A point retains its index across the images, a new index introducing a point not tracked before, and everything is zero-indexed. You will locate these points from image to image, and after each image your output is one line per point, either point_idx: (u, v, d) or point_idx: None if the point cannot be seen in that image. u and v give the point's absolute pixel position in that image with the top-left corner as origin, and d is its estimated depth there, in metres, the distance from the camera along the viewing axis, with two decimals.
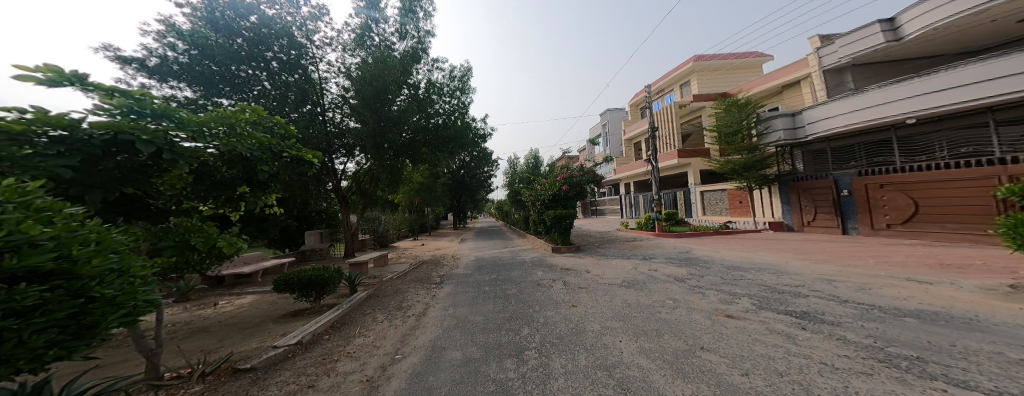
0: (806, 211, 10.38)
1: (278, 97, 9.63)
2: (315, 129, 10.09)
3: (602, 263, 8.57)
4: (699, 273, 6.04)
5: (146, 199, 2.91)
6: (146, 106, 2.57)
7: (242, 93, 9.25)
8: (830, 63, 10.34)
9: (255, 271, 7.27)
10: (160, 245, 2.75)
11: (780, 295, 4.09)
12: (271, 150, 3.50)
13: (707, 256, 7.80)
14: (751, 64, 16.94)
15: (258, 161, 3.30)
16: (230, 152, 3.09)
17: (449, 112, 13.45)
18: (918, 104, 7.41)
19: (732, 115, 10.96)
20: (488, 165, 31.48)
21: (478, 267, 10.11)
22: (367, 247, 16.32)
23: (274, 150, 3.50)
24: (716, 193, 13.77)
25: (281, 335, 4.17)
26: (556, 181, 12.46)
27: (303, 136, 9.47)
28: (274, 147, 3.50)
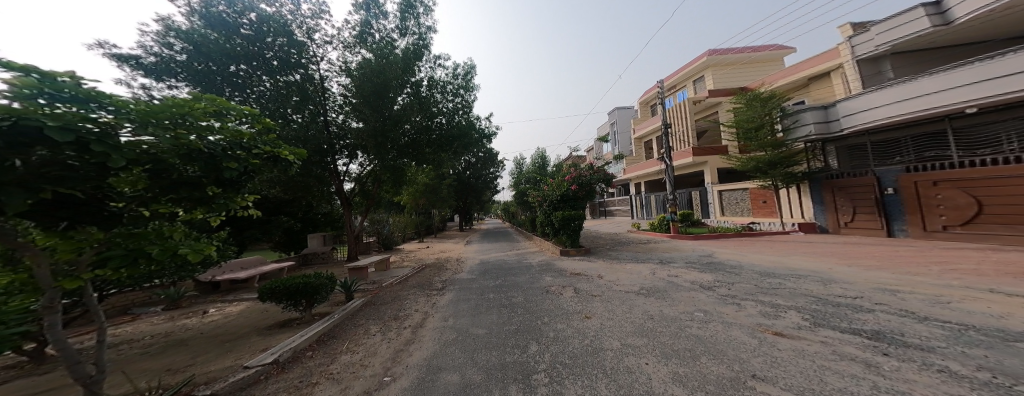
0: (842, 211, 9.52)
1: (279, 96, 9.53)
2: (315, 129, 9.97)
3: (616, 267, 7.96)
4: (727, 279, 5.41)
5: (96, 201, 2.29)
6: (63, 88, 1.93)
7: (243, 92, 9.17)
8: (866, 52, 9.58)
9: (251, 276, 6.98)
10: (106, 254, 2.36)
11: (838, 309, 3.45)
12: (241, 146, 2.85)
13: (732, 260, 7.13)
14: (770, 57, 16.10)
15: (224, 156, 2.61)
16: (186, 145, 2.40)
17: (453, 111, 13.26)
18: (995, 89, 6.43)
19: (756, 109, 10.32)
20: (494, 166, 31.04)
21: (483, 271, 9.62)
22: (371, 250, 16.05)
23: (245, 146, 2.88)
24: (736, 193, 12.95)
25: (259, 351, 3.73)
26: (565, 181, 11.92)
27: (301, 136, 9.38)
28: (243, 140, 2.85)
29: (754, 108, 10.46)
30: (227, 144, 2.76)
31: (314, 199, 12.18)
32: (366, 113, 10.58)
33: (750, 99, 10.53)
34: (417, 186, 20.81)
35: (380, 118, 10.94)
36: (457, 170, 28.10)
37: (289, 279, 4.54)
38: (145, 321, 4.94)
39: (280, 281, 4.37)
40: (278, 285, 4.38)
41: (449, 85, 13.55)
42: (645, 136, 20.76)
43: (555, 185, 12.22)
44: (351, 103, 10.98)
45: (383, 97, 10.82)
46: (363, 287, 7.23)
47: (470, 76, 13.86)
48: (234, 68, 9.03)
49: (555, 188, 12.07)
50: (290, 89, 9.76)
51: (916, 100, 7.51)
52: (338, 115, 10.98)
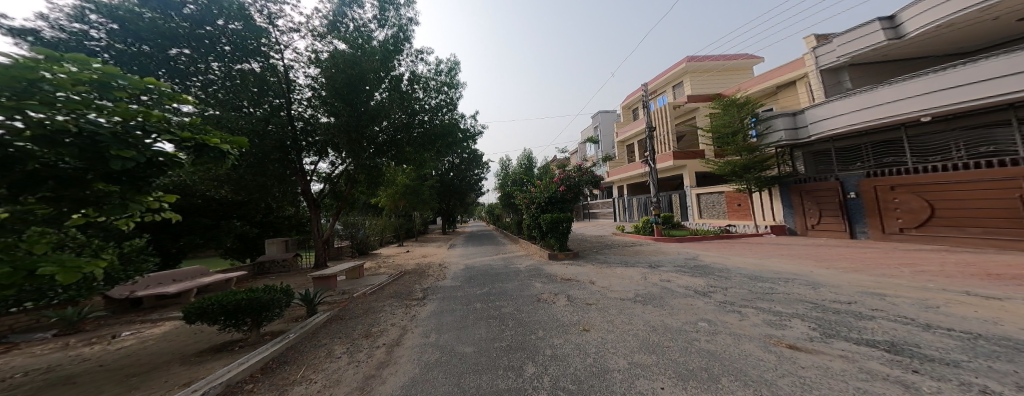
0: (810, 214, 10.00)
1: (234, 88, 8.56)
2: (277, 125, 9.23)
3: (608, 272, 7.80)
4: (721, 285, 5.34)
5: None
6: None
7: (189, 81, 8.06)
8: (828, 62, 10.09)
9: (181, 291, 6.15)
10: None
11: (840, 316, 3.37)
12: (140, 129, 2.53)
13: (720, 264, 7.18)
14: (742, 66, 16.86)
15: (107, 139, 2.28)
16: (43, 123, 2.09)
17: (435, 109, 12.66)
18: (932, 102, 7.10)
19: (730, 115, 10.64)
20: (478, 167, 30.41)
21: (469, 277, 9.12)
22: (344, 255, 14.99)
23: (147, 130, 2.55)
24: (713, 196, 13.37)
25: (181, 385, 3.06)
26: (552, 183, 11.73)
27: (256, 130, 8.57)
28: (144, 124, 2.55)
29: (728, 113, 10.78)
30: (120, 126, 2.43)
31: (277, 201, 11.09)
32: (337, 108, 9.70)
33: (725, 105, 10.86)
34: (397, 187, 19.82)
35: (354, 112, 10.07)
36: (439, 171, 27.27)
37: (229, 295, 3.85)
38: (35, 361, 4.06)
39: (218, 297, 3.72)
40: (212, 303, 3.69)
41: (432, 81, 12.90)
42: (625, 140, 21.15)
43: (543, 187, 11.97)
44: (321, 96, 10.06)
45: (360, 90, 10.02)
46: (330, 299, 6.46)
47: (454, 73, 13.33)
48: (173, 52, 7.92)
49: (542, 191, 11.82)
50: (246, 78, 8.75)
51: (867, 110, 8.14)
52: (305, 107, 9.99)
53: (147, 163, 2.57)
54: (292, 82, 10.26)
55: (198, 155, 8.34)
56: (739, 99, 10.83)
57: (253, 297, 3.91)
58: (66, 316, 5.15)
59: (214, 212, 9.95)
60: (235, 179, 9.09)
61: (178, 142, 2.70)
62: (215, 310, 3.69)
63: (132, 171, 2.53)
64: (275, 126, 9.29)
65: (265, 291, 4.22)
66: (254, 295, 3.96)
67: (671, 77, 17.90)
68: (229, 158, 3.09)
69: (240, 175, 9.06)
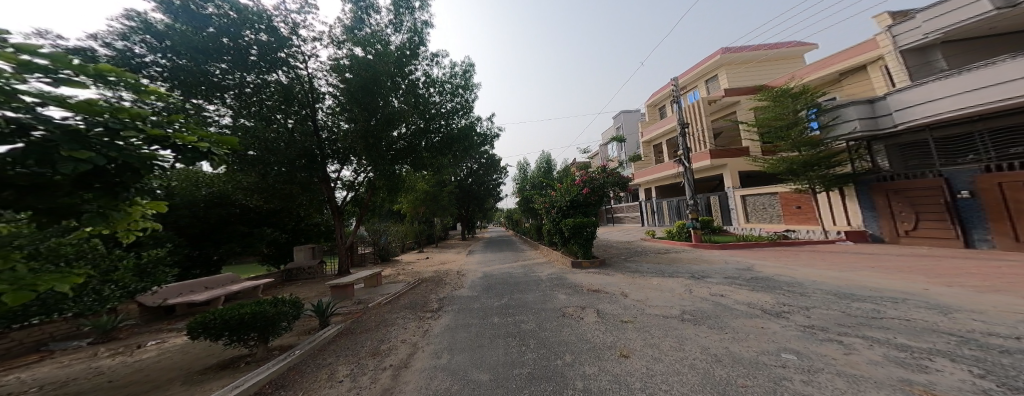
0: (901, 218, 8.27)
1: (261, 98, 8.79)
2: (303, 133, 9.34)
3: (641, 283, 6.83)
4: (797, 303, 4.26)
5: None
6: None
7: (222, 94, 8.38)
8: (910, 42, 8.48)
9: (213, 300, 5.88)
10: None
11: (1018, 359, 2.32)
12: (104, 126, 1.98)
13: (782, 275, 5.98)
14: (788, 55, 15.19)
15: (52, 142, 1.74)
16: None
17: (452, 112, 12.57)
18: None
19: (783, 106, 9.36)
20: (498, 173, 30.04)
21: (485, 286, 8.50)
22: (367, 261, 15.04)
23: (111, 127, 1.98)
24: (764, 198, 11.80)
25: None
26: (575, 185, 10.92)
27: (286, 139, 8.76)
28: (102, 119, 1.99)
29: (781, 104, 9.49)
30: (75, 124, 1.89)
31: (304, 210, 11.27)
32: (355, 113, 9.80)
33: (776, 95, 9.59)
34: (418, 193, 19.87)
35: (371, 116, 10.15)
36: (458, 177, 27.27)
37: (233, 309, 3.43)
38: (46, 367, 3.92)
39: (222, 313, 3.31)
40: (214, 318, 3.27)
41: (448, 85, 12.82)
42: (654, 140, 19.82)
43: (565, 190, 11.20)
44: (340, 101, 10.21)
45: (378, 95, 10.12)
46: (342, 309, 6.08)
47: (469, 75, 13.18)
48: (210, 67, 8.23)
49: (564, 194, 11.05)
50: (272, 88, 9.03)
51: (975, 92, 6.64)
52: (328, 115, 10.17)
53: (122, 165, 1.97)
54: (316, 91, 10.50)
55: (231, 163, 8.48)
56: (791, 89, 9.52)
57: (258, 310, 3.46)
58: (101, 324, 4.86)
59: (251, 219, 9.97)
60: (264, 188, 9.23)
61: (152, 140, 2.16)
62: (216, 326, 3.26)
63: (102, 173, 1.94)
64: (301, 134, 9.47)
65: (272, 304, 3.80)
66: (260, 309, 3.52)
67: (704, 70, 16.52)
68: (217, 160, 2.51)
69: (271, 185, 9.17)
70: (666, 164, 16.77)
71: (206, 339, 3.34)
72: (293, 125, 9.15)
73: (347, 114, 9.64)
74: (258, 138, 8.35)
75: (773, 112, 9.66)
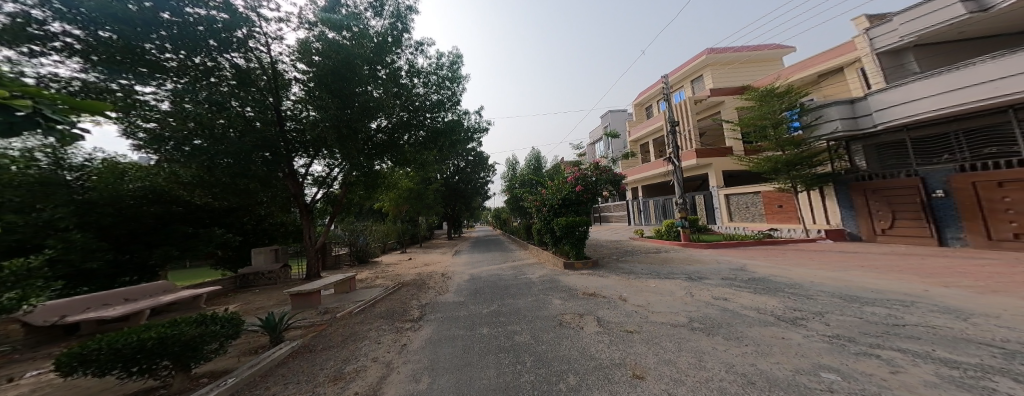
0: (879, 216, 8.50)
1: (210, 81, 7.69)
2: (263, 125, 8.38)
3: (639, 286, 6.54)
4: (807, 307, 4.02)
5: None
6: None
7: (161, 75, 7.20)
8: (887, 44, 8.62)
9: (129, 312, 4.93)
10: None
11: None
12: None
13: (781, 277, 5.85)
14: (767, 57, 15.58)
15: None
16: None
17: (436, 105, 11.85)
18: None
19: (767, 106, 9.46)
20: (485, 171, 29.33)
21: (474, 291, 7.93)
22: (343, 263, 14.02)
23: None
24: (747, 197, 12.00)
25: None
26: (566, 183, 10.61)
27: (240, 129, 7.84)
28: None
29: (766, 103, 9.59)
30: None
31: (266, 208, 10.25)
32: (325, 101, 8.85)
33: (760, 95, 9.69)
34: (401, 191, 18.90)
35: (344, 105, 9.22)
36: (444, 175, 26.41)
37: (132, 333, 2.65)
38: None
39: (116, 339, 2.55)
40: (98, 347, 2.49)
41: (432, 76, 12.06)
42: (640, 139, 19.99)
43: (556, 188, 10.83)
44: (308, 88, 9.21)
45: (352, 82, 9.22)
46: (303, 321, 5.29)
47: (456, 67, 12.47)
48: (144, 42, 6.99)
49: (556, 192, 10.67)
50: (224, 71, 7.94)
51: (952, 93, 6.82)
52: (293, 103, 9.13)
53: None
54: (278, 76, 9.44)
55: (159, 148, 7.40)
56: (776, 88, 9.64)
57: (167, 334, 2.71)
58: None
59: (195, 220, 8.76)
60: (215, 184, 8.14)
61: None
62: (103, 357, 2.48)
63: None
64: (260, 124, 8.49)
65: (192, 323, 3.06)
66: (171, 332, 2.78)
67: (689, 71, 16.80)
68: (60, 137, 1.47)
69: (223, 180, 8.10)
70: (652, 163, 16.90)
71: (84, 376, 2.53)
72: (250, 113, 8.14)
73: (315, 103, 8.72)
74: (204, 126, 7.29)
75: (758, 112, 9.76)
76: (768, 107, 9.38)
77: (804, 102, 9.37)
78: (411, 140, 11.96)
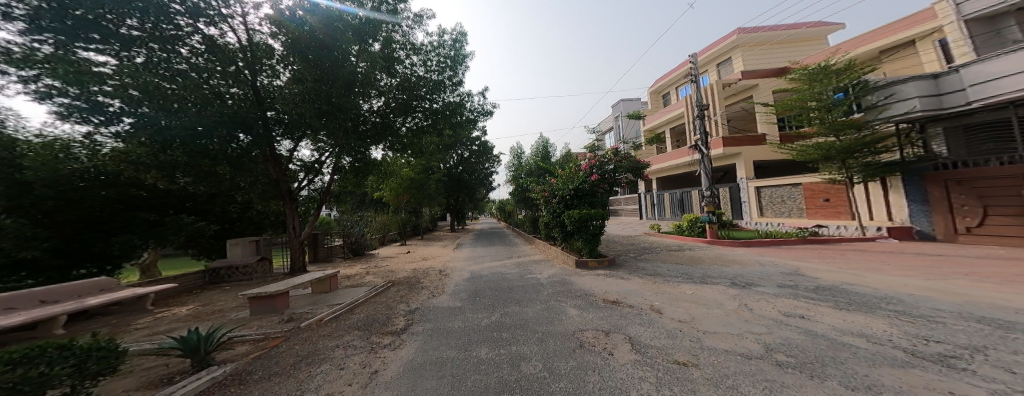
0: (965, 213, 7.18)
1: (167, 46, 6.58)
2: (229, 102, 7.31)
3: (672, 294, 5.37)
4: (946, 338, 2.73)
5: None
6: None
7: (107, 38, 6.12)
8: (978, 9, 7.43)
9: (33, 321, 3.75)
10: None
11: None
12: None
13: (858, 284, 4.59)
14: (809, 35, 14.25)
15: None
16: None
17: (435, 84, 10.71)
18: None
19: (819, 84, 8.62)
20: (489, 161, 28.05)
21: (473, 294, 6.83)
22: (337, 256, 13.13)
23: None
24: (781, 189, 10.98)
25: None
26: (580, 171, 9.53)
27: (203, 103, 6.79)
28: None
29: (817, 82, 8.74)
30: None
31: (244, 195, 9.35)
32: (304, 73, 7.78)
33: (812, 73, 8.85)
34: (401, 179, 17.94)
35: (328, 79, 8.14)
36: (447, 164, 25.37)
37: None
38: None
39: None
40: None
41: (433, 53, 10.91)
42: (656, 128, 18.64)
43: (568, 177, 9.66)
44: (287, 60, 8.10)
45: (337, 53, 8.10)
46: (255, 332, 4.29)
47: (459, 46, 11.22)
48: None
49: (568, 181, 9.51)
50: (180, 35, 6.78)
51: None
52: (271, 82, 8.08)
53: None
54: (254, 46, 8.35)
55: (105, 123, 6.30)
56: (831, 66, 8.78)
57: None
58: None
59: (159, 207, 7.83)
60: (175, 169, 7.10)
61: None
62: None
63: None
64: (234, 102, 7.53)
65: (5, 363, 1.79)
66: None
67: (718, 52, 15.65)
68: None
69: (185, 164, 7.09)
70: (672, 154, 15.66)
71: None
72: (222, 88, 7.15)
73: (293, 78, 7.70)
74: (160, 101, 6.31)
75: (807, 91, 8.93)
76: (821, 86, 8.53)
77: (866, 80, 8.39)
78: (407, 125, 10.97)
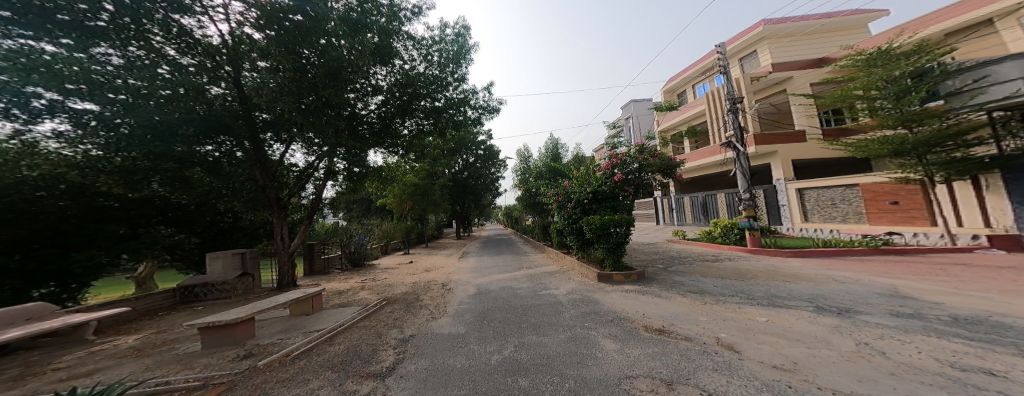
0: None
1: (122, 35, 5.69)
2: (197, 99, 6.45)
3: (738, 321, 4.11)
4: None
5: None
6: None
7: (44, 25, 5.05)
8: None
9: None
10: None
11: None
12: None
13: (1015, 317, 3.34)
14: (847, 24, 13.03)
15: None
16: None
17: (436, 81, 9.85)
18: None
19: (882, 70, 7.46)
20: (496, 166, 27.01)
21: (480, 316, 5.67)
22: (334, 268, 12.24)
23: None
24: (831, 191, 9.63)
25: None
26: (600, 172, 8.37)
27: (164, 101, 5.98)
28: None
29: (878, 67, 7.61)
30: None
31: (226, 203, 8.39)
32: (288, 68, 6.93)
33: (870, 58, 7.74)
34: (404, 185, 17.02)
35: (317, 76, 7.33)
36: (452, 170, 24.47)
37: None
38: None
39: None
40: None
41: (434, 49, 10.01)
42: (673, 128, 17.44)
43: (585, 178, 8.52)
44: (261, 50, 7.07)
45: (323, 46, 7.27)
46: (191, 378, 3.24)
47: (462, 40, 10.34)
48: None
49: (584, 184, 8.36)
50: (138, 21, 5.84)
51: None
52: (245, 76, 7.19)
53: None
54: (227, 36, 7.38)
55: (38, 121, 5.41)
56: (893, 49, 7.65)
57: None
58: None
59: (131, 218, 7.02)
60: (141, 178, 6.34)
61: None
62: None
63: None
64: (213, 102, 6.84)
65: None
66: None
67: (742, 45, 14.51)
68: None
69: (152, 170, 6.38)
70: (699, 154, 14.27)
71: None
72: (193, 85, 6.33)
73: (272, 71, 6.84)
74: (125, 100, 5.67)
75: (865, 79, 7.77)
76: (885, 71, 7.37)
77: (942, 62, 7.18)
78: (408, 127, 10.18)
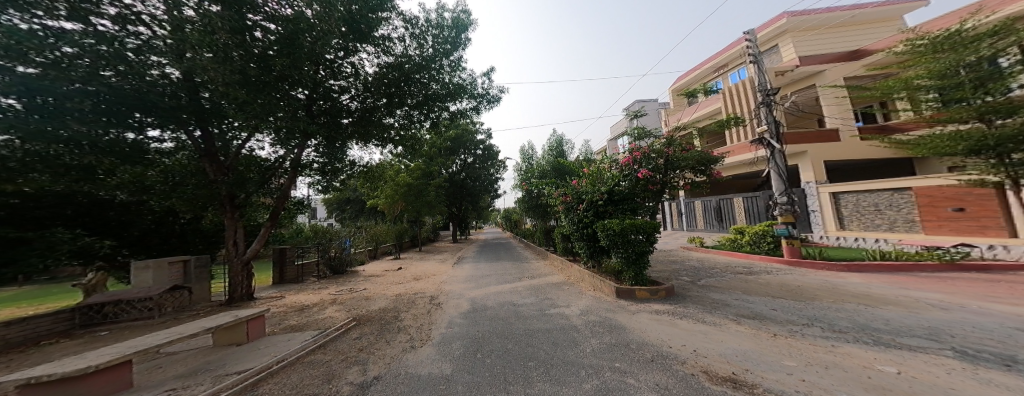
0: None
1: None
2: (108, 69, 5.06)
3: (851, 373, 2.78)
4: None
5: None
6: None
7: None
8: None
9: None
10: None
11: None
12: None
13: None
14: (879, 16, 12.01)
15: None
16: None
17: (427, 63, 8.43)
18: None
19: (950, 54, 6.26)
20: (496, 167, 25.63)
21: (472, 346, 4.29)
22: (308, 274, 10.75)
23: None
24: (874, 196, 8.49)
25: None
26: (615, 171, 7.10)
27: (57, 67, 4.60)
28: None
29: (945, 52, 6.41)
30: None
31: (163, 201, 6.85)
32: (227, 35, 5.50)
33: (934, 42, 6.59)
34: (396, 185, 15.60)
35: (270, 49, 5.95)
36: (449, 170, 23.08)
37: None
38: None
39: None
40: None
41: (427, 29, 8.62)
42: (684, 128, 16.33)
43: (598, 177, 7.24)
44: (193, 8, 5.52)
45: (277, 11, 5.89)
46: None
47: (463, 21, 9.02)
48: None
49: (597, 182, 7.07)
50: None
51: None
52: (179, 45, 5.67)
53: None
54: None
55: None
56: (965, 31, 6.45)
57: None
58: None
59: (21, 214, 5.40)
60: (20, 169, 4.76)
61: None
62: None
63: None
64: (159, 85, 5.62)
65: None
66: None
67: (762, 39, 13.48)
68: None
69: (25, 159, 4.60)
70: (734, 147, 12.77)
71: None
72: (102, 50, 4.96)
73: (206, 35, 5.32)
74: (23, 73, 4.48)
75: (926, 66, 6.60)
76: (953, 57, 6.18)
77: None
78: (395, 117, 8.84)
